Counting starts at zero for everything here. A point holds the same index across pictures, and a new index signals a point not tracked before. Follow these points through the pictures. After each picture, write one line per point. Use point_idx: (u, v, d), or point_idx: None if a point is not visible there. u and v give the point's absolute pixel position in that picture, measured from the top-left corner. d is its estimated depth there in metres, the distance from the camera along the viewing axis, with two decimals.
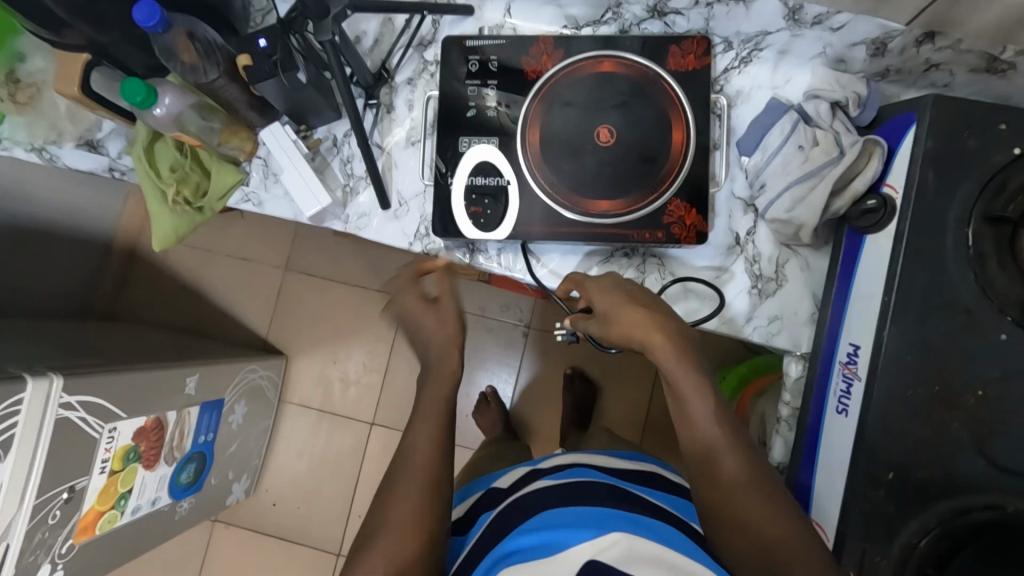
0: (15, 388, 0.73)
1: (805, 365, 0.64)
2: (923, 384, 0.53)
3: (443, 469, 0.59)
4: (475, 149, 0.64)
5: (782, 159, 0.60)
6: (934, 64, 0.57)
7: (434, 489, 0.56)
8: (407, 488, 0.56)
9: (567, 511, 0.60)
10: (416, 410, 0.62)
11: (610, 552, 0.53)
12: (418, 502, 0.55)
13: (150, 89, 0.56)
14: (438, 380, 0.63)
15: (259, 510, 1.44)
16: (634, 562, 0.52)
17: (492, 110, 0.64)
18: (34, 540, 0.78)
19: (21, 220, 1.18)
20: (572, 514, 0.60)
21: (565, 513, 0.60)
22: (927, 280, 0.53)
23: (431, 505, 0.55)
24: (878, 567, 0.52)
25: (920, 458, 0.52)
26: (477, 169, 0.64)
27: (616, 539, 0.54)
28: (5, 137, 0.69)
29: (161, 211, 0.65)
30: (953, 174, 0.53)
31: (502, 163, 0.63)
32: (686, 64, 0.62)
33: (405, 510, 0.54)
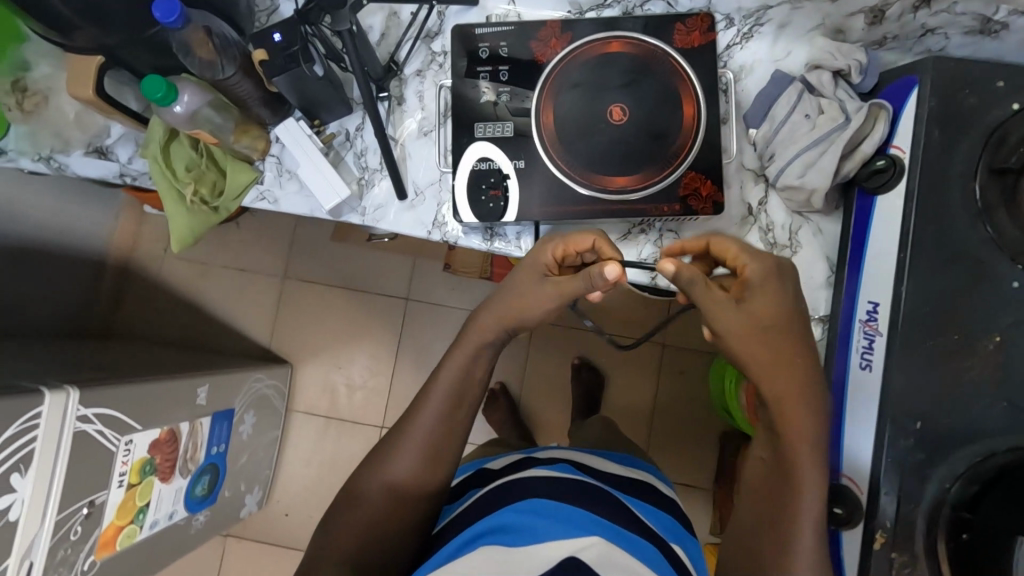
0: (33, 401, 0.72)
1: (827, 326, 0.64)
2: (942, 334, 0.55)
3: (438, 459, 0.65)
4: (477, 144, 0.65)
5: (791, 127, 0.62)
6: (930, 29, 0.60)
7: (423, 474, 0.64)
8: (401, 461, 0.64)
9: (550, 502, 0.65)
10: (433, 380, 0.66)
11: (589, 552, 0.58)
12: (411, 480, 0.64)
13: (171, 86, 0.56)
14: (450, 368, 0.66)
15: (271, 520, 1.43)
16: (609, 567, 0.57)
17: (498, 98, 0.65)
18: (56, 556, 0.77)
19: (15, 240, 1.16)
20: (554, 506, 0.64)
21: (557, 503, 0.65)
22: (938, 234, 0.55)
23: (415, 489, 0.64)
24: (912, 514, 0.54)
25: (945, 405, 0.54)
26: (475, 156, 0.65)
27: (594, 542, 0.59)
28: (10, 148, 0.68)
29: (176, 209, 0.65)
30: (957, 132, 0.56)
31: (505, 160, 0.64)
32: (691, 41, 0.63)
33: (392, 486, 0.64)
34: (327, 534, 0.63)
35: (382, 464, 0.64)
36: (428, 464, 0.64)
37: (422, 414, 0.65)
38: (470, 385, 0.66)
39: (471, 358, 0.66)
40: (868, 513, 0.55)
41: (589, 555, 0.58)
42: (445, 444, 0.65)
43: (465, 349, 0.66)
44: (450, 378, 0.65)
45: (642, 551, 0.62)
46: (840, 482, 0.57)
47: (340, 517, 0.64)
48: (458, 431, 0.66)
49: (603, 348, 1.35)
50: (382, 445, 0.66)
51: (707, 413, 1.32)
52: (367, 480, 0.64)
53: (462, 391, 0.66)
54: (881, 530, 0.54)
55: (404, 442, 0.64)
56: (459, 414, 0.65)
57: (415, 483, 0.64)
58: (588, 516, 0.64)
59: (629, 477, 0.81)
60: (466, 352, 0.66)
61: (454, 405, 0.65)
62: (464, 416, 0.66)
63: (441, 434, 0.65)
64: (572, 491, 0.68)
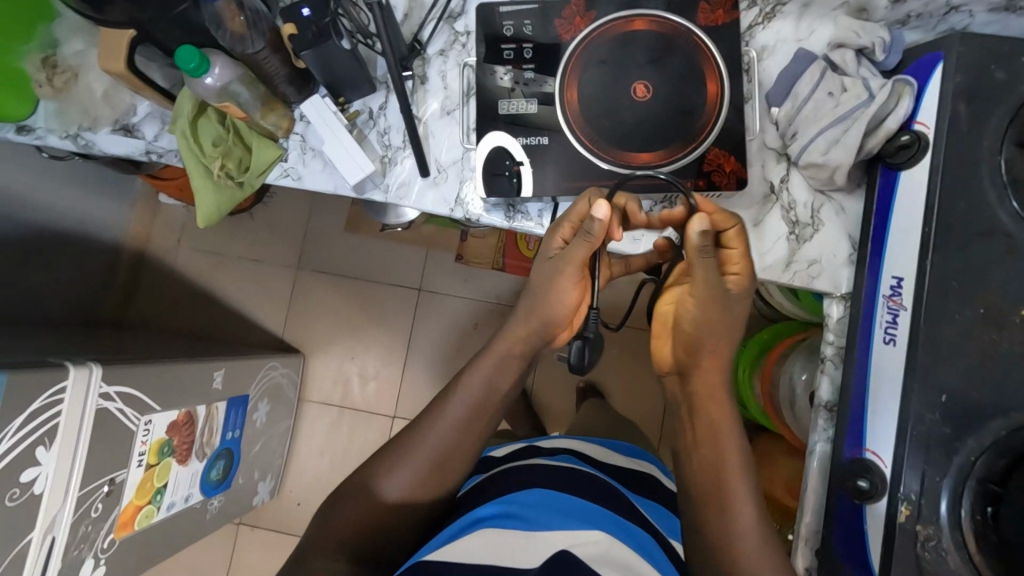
0: (58, 376, 0.73)
1: (846, 305, 0.65)
2: (969, 307, 0.55)
3: (449, 472, 0.67)
4: (487, 136, 0.66)
5: (814, 105, 0.62)
6: (954, 7, 0.60)
7: (427, 484, 0.66)
8: (411, 464, 0.65)
9: (557, 497, 0.67)
10: (456, 383, 0.67)
11: (589, 548, 0.60)
12: (416, 488, 0.65)
13: (204, 57, 0.57)
14: (473, 379, 0.66)
15: (284, 510, 1.43)
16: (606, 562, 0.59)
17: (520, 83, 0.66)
18: (78, 533, 0.78)
19: (34, 226, 1.18)
20: (561, 502, 0.67)
21: (560, 496, 0.68)
22: (965, 207, 0.55)
23: (421, 493, 0.66)
24: (939, 487, 0.54)
25: (972, 378, 0.54)
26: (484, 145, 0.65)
27: (597, 538, 0.61)
28: (39, 125, 0.69)
29: (202, 185, 0.65)
30: (985, 106, 0.56)
31: (518, 151, 0.65)
32: (715, 19, 0.64)
33: (399, 490, 0.65)
34: (329, 527, 0.65)
35: (386, 469, 0.65)
36: (437, 475, 0.66)
37: (435, 425, 0.66)
38: (493, 401, 0.66)
39: (493, 373, 0.66)
40: (893, 484, 0.55)
41: (588, 551, 0.60)
42: (455, 458, 0.66)
43: (483, 365, 0.66)
44: (473, 394, 0.66)
45: (642, 545, 0.65)
46: (864, 456, 0.59)
47: (342, 510, 0.66)
48: (470, 444, 0.67)
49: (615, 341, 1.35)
50: (396, 441, 0.68)
51: None
52: (372, 483, 0.66)
53: (482, 408, 0.66)
54: (906, 502, 0.54)
55: (414, 454, 0.65)
56: (476, 429, 0.66)
57: (421, 492, 0.66)
58: (595, 511, 0.67)
59: (632, 473, 0.83)
60: (492, 363, 0.66)
61: (472, 422, 0.66)
62: (479, 433, 0.67)
63: (453, 447, 0.66)
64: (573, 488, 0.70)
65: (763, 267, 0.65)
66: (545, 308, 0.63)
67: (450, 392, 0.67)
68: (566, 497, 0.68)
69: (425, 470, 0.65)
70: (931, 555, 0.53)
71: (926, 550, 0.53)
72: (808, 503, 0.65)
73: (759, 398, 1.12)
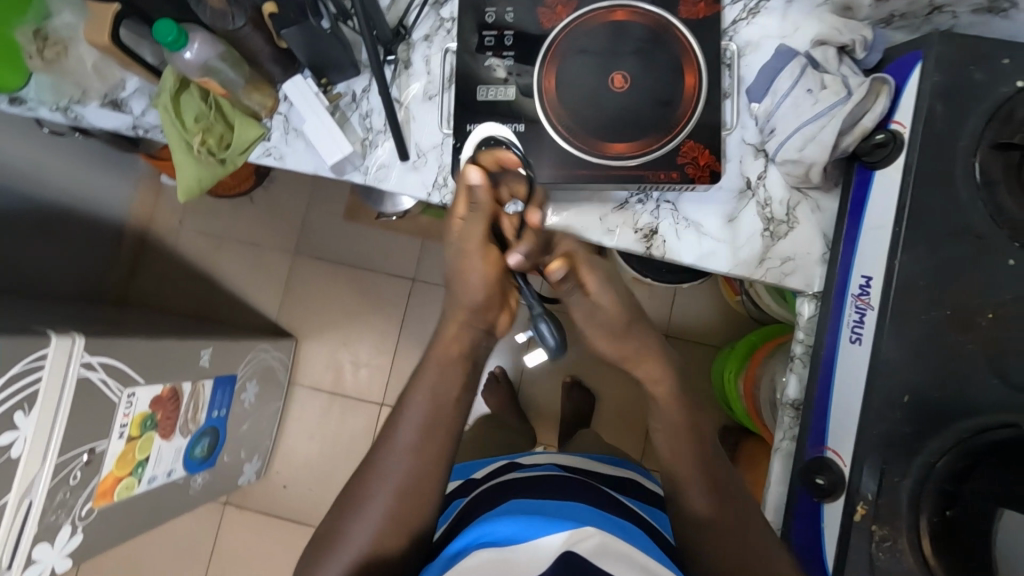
0: (40, 344, 0.74)
1: (818, 304, 0.65)
2: (936, 308, 0.54)
3: (427, 486, 0.63)
4: (478, 129, 0.66)
5: (792, 101, 0.61)
6: (938, 7, 0.59)
7: (405, 513, 0.61)
8: (381, 497, 0.61)
9: (562, 506, 0.66)
10: (404, 400, 0.64)
11: (585, 542, 0.56)
12: (393, 521, 0.61)
13: (182, 31, 0.58)
14: (418, 393, 0.63)
15: (270, 492, 1.44)
16: (607, 558, 0.56)
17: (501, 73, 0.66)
18: (55, 499, 0.79)
19: (35, 201, 1.20)
20: (564, 508, 0.66)
21: (558, 503, 0.67)
22: (937, 206, 0.55)
23: (404, 522, 0.62)
24: (897, 488, 0.53)
25: (935, 379, 0.54)
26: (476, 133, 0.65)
27: (592, 532, 0.58)
28: (31, 98, 0.70)
29: (184, 159, 0.66)
30: (961, 107, 0.55)
31: (509, 136, 0.64)
32: (697, 12, 0.64)
33: (375, 530, 0.60)
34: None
35: (359, 507, 0.61)
36: (414, 492, 0.62)
37: (392, 449, 0.63)
38: (447, 408, 0.64)
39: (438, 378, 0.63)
40: (850, 484, 0.55)
41: (586, 547, 0.56)
42: (426, 477, 0.62)
43: (429, 375, 0.64)
44: (422, 407, 0.63)
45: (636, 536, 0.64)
46: (825, 455, 0.59)
47: (326, 569, 0.59)
48: (437, 453, 0.63)
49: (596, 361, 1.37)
50: (354, 482, 0.64)
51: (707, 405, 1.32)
52: (348, 529, 0.61)
53: (437, 414, 0.63)
54: (862, 501, 0.54)
55: (379, 486, 0.62)
56: (437, 437, 0.63)
57: (397, 526, 0.61)
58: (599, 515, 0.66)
59: (610, 475, 0.85)
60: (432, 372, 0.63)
61: (430, 432, 0.63)
62: (441, 448, 0.63)
63: (419, 464, 0.62)
64: (557, 492, 0.71)
65: (735, 262, 0.65)
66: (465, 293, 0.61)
67: (399, 413, 0.64)
68: (547, 500, 0.68)
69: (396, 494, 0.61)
70: (886, 555, 0.53)
71: (881, 550, 0.53)
72: (770, 501, 0.66)
73: (743, 399, 1.12)
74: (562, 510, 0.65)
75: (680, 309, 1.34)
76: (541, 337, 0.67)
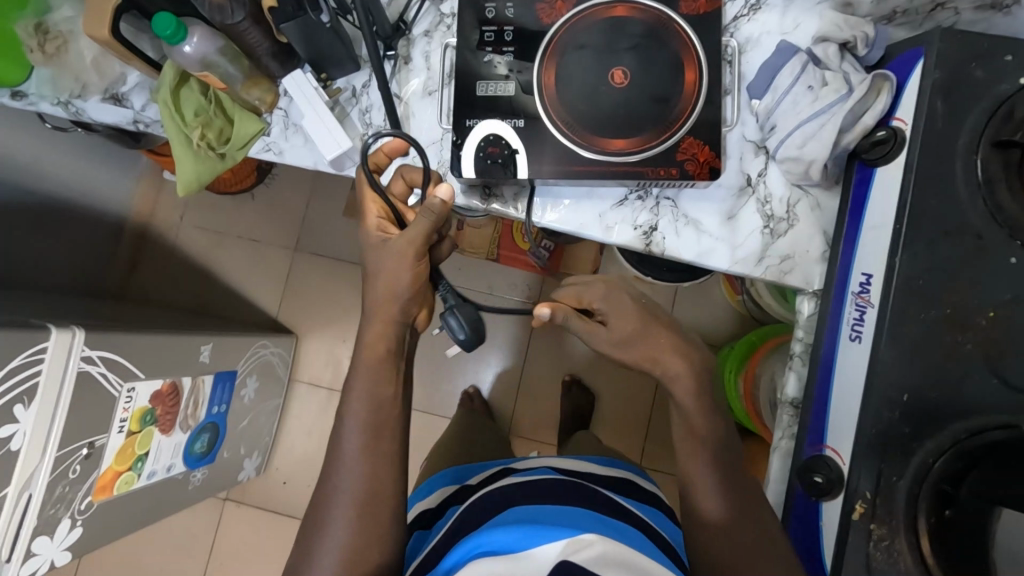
0: (39, 337, 0.74)
1: (818, 302, 0.65)
2: (935, 307, 0.54)
3: (385, 485, 0.60)
4: (479, 126, 0.64)
5: (792, 98, 0.61)
6: (940, 4, 0.59)
7: (366, 522, 0.59)
8: (342, 508, 0.59)
9: (556, 513, 0.66)
10: (343, 412, 0.62)
11: (583, 552, 0.56)
12: (355, 534, 0.58)
13: (180, 24, 0.58)
14: (355, 400, 0.62)
15: (269, 488, 1.45)
16: (603, 564, 0.55)
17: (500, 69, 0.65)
18: (54, 493, 0.79)
19: (36, 196, 1.20)
20: (558, 515, 0.65)
21: (551, 509, 0.67)
22: (936, 204, 0.55)
23: (367, 527, 0.59)
24: (895, 488, 0.53)
25: (934, 378, 0.53)
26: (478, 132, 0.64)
27: (589, 541, 0.57)
28: (32, 92, 0.71)
29: (183, 154, 0.66)
30: (962, 104, 0.55)
31: (512, 136, 0.64)
32: (698, 8, 0.63)
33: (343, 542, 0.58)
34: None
35: (321, 524, 0.59)
36: (371, 497, 0.60)
37: (343, 461, 0.60)
38: (387, 407, 0.62)
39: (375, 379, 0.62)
40: (848, 482, 0.55)
41: (585, 556, 0.55)
42: (380, 479, 0.60)
43: (369, 384, 0.62)
44: (359, 410, 0.61)
45: (630, 538, 0.64)
46: (823, 453, 0.58)
47: None
48: (386, 451, 0.61)
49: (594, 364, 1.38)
50: (313, 501, 0.62)
51: None
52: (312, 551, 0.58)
53: (378, 414, 0.62)
54: (860, 500, 0.53)
55: (337, 499, 0.59)
56: (385, 436, 0.61)
57: (364, 535, 0.59)
58: (596, 521, 0.65)
59: (603, 474, 0.85)
60: (365, 376, 0.62)
61: (375, 433, 0.61)
62: (391, 449, 0.62)
63: (370, 465, 0.60)
64: (552, 497, 0.71)
65: (735, 260, 0.65)
66: (387, 282, 0.61)
67: (340, 424, 0.62)
68: (543, 507, 0.68)
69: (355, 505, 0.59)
70: (883, 555, 0.53)
71: (878, 550, 0.53)
72: (769, 499, 0.66)
73: (743, 400, 1.12)
74: (559, 517, 0.65)
75: (681, 308, 1.34)
76: (450, 330, 0.66)
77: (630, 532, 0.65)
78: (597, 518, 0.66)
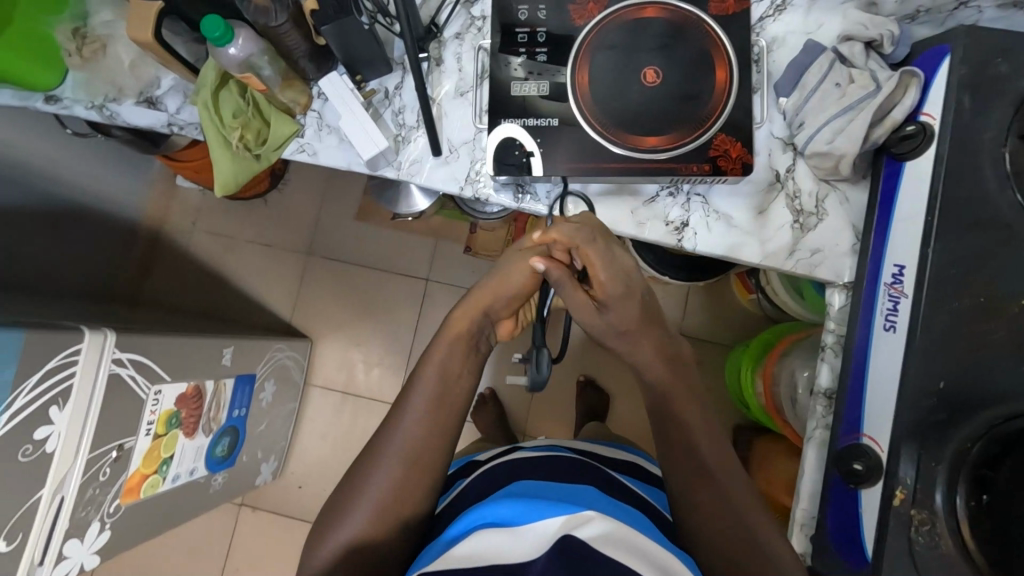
0: (72, 339, 0.74)
1: (848, 294, 0.66)
2: (968, 296, 0.55)
3: (434, 457, 0.66)
4: (500, 127, 0.66)
5: (820, 96, 0.63)
6: (963, 3, 0.61)
7: (397, 504, 0.63)
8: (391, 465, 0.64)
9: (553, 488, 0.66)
10: (417, 373, 0.69)
11: (584, 527, 0.56)
12: (398, 494, 0.64)
13: (228, 27, 0.59)
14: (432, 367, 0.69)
15: (284, 492, 1.44)
16: (605, 541, 0.56)
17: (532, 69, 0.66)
18: (85, 495, 0.79)
19: (53, 201, 1.20)
20: (557, 490, 0.66)
21: (554, 486, 0.68)
22: (965, 196, 0.56)
23: (408, 489, 0.64)
24: (934, 473, 0.54)
25: (969, 365, 0.54)
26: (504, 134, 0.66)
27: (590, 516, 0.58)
28: (66, 96, 0.71)
29: (223, 155, 0.67)
30: (989, 99, 0.56)
31: (525, 137, 0.65)
32: (726, 9, 0.65)
33: (385, 499, 0.63)
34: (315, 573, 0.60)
35: (369, 473, 0.64)
36: (410, 485, 0.64)
37: (392, 444, 0.65)
38: (450, 394, 0.68)
39: (445, 357, 0.69)
40: (888, 470, 0.56)
41: (587, 532, 0.56)
42: (431, 448, 0.66)
43: (444, 354, 0.70)
44: (430, 380, 0.68)
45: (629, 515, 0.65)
46: (861, 442, 0.60)
47: (340, 527, 0.62)
48: (447, 425, 0.67)
49: (609, 363, 1.38)
50: (367, 448, 0.67)
51: (721, 404, 1.33)
52: (340, 521, 0.62)
53: (446, 387, 0.68)
54: (902, 486, 0.55)
55: (389, 454, 0.65)
56: (445, 416, 0.68)
57: (406, 495, 0.64)
58: (593, 497, 0.66)
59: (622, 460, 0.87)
60: (446, 346, 0.70)
61: (438, 405, 0.67)
62: (441, 444, 0.66)
63: (428, 433, 0.66)
64: (561, 475, 0.72)
65: (766, 254, 0.66)
66: (501, 281, 0.71)
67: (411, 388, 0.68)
68: (545, 483, 0.68)
69: (390, 491, 0.63)
70: (924, 540, 0.54)
71: (919, 535, 0.54)
72: (805, 489, 0.67)
73: (761, 397, 1.13)
74: (563, 494, 0.65)
75: (694, 308, 1.35)
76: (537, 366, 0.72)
77: (637, 516, 0.66)
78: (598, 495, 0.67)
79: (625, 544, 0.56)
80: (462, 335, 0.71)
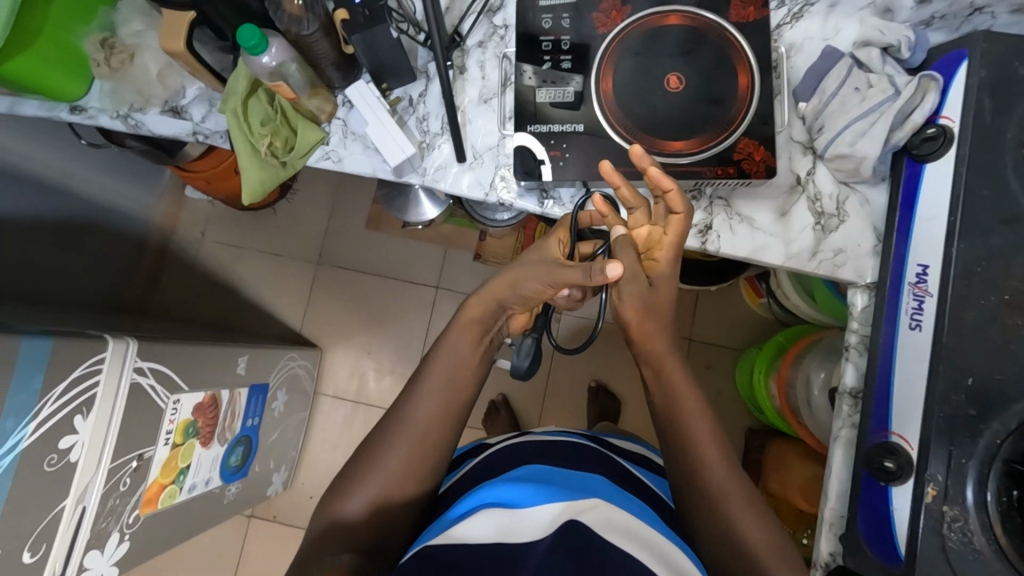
0: (97, 348, 0.74)
1: (871, 294, 0.67)
2: (993, 293, 0.56)
3: (440, 445, 0.67)
4: (518, 135, 0.67)
5: (841, 99, 0.64)
6: (978, 8, 0.63)
7: (397, 489, 0.64)
8: (397, 449, 0.65)
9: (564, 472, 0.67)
10: (430, 354, 0.70)
11: (588, 514, 0.57)
12: (403, 483, 0.64)
13: (263, 36, 0.60)
14: (444, 353, 0.69)
15: (295, 503, 1.43)
16: (609, 527, 0.57)
17: (556, 77, 0.67)
18: (106, 505, 0.78)
19: (65, 213, 1.20)
20: (567, 476, 0.66)
21: (565, 471, 0.67)
22: (988, 195, 0.57)
23: (413, 471, 0.65)
24: (965, 469, 0.55)
25: (996, 360, 0.55)
26: (525, 146, 0.67)
27: (593, 504, 0.59)
28: (92, 105, 0.73)
29: (249, 161, 0.67)
30: (1008, 100, 0.58)
31: (539, 147, 0.67)
32: (746, 16, 0.66)
33: (393, 487, 0.64)
34: (315, 538, 0.63)
35: (374, 457, 0.65)
36: (418, 462, 0.65)
37: (403, 424, 0.66)
38: (461, 378, 0.68)
39: (456, 341, 0.69)
40: (919, 466, 0.57)
41: (589, 518, 0.57)
42: (441, 431, 0.67)
43: (458, 340, 0.69)
44: (446, 368, 0.68)
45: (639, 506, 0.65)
46: (889, 440, 0.60)
47: (345, 505, 0.63)
48: (453, 414, 0.68)
49: (620, 370, 1.39)
50: (377, 428, 0.68)
51: (733, 408, 1.33)
52: (346, 491, 0.64)
53: (457, 377, 0.68)
54: (932, 483, 0.55)
55: (398, 438, 0.65)
56: (454, 404, 0.68)
57: (409, 481, 0.65)
58: (608, 486, 0.66)
59: (633, 449, 0.86)
60: (456, 332, 0.69)
61: (451, 392, 0.68)
62: (450, 429, 0.67)
63: (435, 421, 0.66)
64: (573, 463, 0.71)
65: (789, 255, 0.67)
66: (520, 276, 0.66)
67: (422, 374, 0.69)
68: (550, 468, 0.68)
69: (401, 468, 0.64)
70: (956, 536, 0.54)
71: (952, 531, 0.54)
72: (832, 488, 0.67)
73: (776, 399, 1.13)
74: (572, 481, 0.65)
75: (704, 312, 1.36)
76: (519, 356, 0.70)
77: (644, 506, 0.66)
78: (609, 484, 0.67)
79: (628, 533, 0.57)
80: (473, 320, 0.69)
